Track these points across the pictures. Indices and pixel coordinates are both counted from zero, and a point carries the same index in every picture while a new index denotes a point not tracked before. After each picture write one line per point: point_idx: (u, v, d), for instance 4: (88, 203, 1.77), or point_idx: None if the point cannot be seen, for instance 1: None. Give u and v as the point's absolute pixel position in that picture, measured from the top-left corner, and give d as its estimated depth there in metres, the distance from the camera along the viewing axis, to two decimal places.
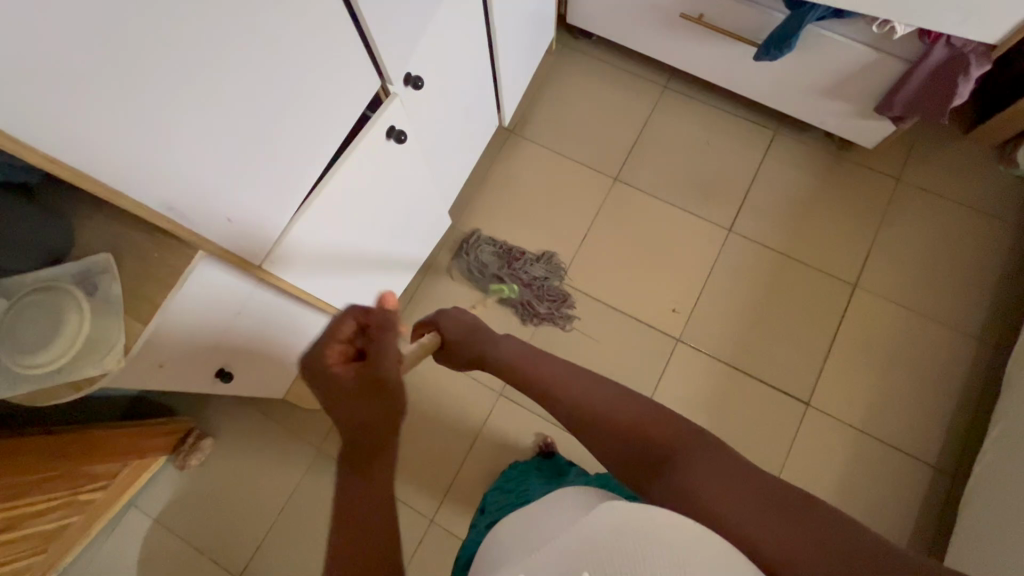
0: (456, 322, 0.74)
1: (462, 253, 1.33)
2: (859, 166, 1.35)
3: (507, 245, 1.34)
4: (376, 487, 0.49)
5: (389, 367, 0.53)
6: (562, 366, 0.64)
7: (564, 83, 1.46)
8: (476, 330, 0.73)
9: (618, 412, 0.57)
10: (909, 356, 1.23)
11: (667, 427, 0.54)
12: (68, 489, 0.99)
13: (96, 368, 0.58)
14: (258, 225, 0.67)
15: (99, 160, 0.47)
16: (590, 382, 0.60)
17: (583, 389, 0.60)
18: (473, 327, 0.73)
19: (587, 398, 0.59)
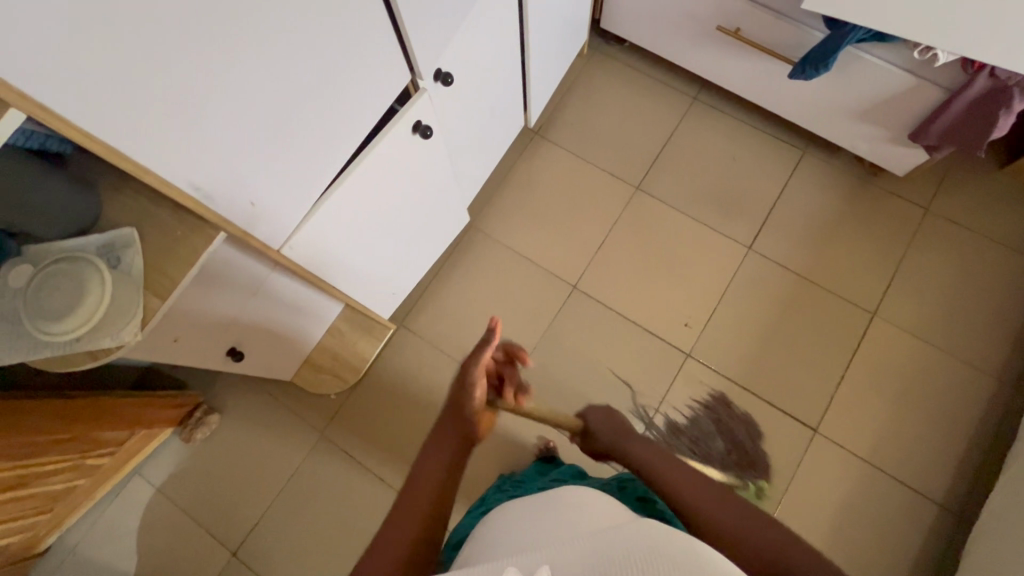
0: (606, 418, 0.74)
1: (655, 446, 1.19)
2: (888, 193, 1.32)
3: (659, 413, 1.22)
4: (434, 468, 0.56)
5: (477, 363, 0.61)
6: (722, 501, 0.58)
7: (593, 87, 1.45)
8: (620, 428, 0.72)
9: (767, 547, 0.53)
10: (925, 390, 1.20)
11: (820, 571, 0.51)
12: (76, 453, 1.01)
13: (113, 339, 0.57)
14: (280, 210, 0.67)
15: (131, 137, 0.48)
16: (744, 514, 0.56)
17: (734, 515, 0.56)
18: (620, 424, 0.73)
19: (738, 526, 0.55)
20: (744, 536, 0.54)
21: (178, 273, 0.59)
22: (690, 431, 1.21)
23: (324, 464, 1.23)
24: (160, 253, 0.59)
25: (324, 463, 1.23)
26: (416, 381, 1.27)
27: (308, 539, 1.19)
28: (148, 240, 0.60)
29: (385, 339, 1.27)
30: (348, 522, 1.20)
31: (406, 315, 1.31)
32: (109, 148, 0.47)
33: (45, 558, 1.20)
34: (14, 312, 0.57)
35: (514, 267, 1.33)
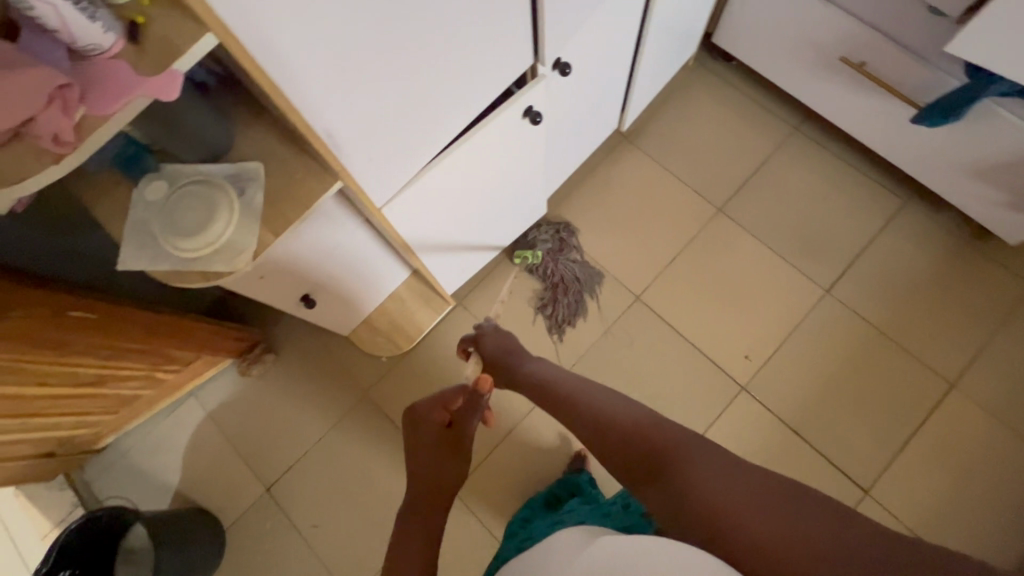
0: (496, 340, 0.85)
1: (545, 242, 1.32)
2: (990, 261, 1.23)
3: (553, 241, 1.32)
4: (409, 562, 0.61)
5: (461, 431, 0.71)
6: (590, 389, 0.71)
7: (691, 100, 1.42)
8: (512, 353, 0.83)
9: (627, 420, 0.64)
10: (994, 476, 1.12)
11: (665, 436, 0.60)
12: (151, 365, 1.07)
13: (225, 266, 0.59)
14: (391, 170, 0.69)
15: (288, 76, 0.50)
16: (605, 400, 0.68)
17: (601, 402, 0.68)
18: (510, 339, 0.86)
19: (606, 415, 0.66)
20: (606, 418, 0.66)
21: (293, 213, 0.62)
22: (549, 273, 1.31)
23: (363, 423, 1.27)
24: (280, 190, 0.62)
25: (364, 421, 1.27)
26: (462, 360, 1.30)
27: (337, 490, 1.23)
28: (271, 176, 0.62)
29: (442, 313, 1.30)
30: (378, 481, 1.24)
31: (466, 295, 1.33)
32: (270, 81, 0.49)
33: (100, 456, 1.29)
34: (145, 222, 0.60)
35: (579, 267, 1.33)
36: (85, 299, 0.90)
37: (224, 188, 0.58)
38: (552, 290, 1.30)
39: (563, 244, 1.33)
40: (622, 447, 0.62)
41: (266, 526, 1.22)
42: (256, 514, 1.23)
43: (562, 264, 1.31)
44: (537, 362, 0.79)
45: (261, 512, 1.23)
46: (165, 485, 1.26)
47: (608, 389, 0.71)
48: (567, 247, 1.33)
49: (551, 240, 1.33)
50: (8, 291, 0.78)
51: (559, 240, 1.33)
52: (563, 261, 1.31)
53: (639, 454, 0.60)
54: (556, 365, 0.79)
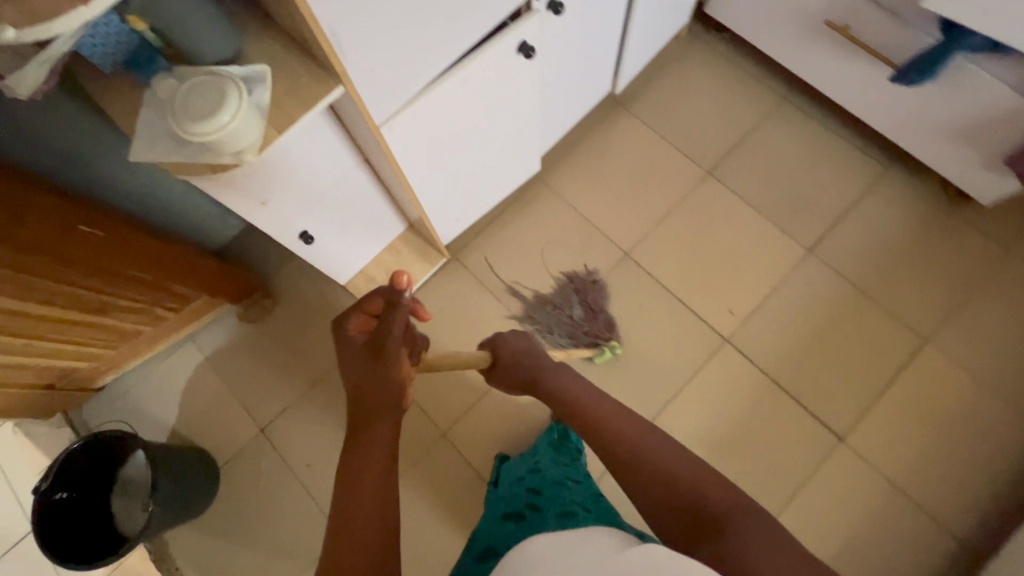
0: (512, 345, 0.86)
1: (545, 330, 1.29)
2: (967, 223, 1.28)
3: (540, 321, 1.30)
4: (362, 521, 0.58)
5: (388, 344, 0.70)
6: (628, 419, 0.66)
7: (684, 69, 1.46)
8: (529, 361, 0.84)
9: (687, 477, 0.57)
10: (966, 427, 1.16)
11: (718, 495, 0.55)
12: (151, 300, 1.10)
13: (232, 155, 0.62)
14: (393, 86, 0.74)
15: None
16: (648, 433, 0.63)
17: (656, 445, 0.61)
18: (531, 355, 0.85)
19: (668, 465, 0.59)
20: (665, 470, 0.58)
21: (299, 115, 0.65)
22: (582, 316, 1.29)
23: None
24: (287, 93, 0.66)
25: None
26: (455, 311, 1.33)
27: (330, 432, 1.27)
28: (279, 80, 0.66)
29: (437, 265, 1.34)
30: None
31: (460, 248, 1.37)
32: None
33: (98, 396, 1.31)
34: (158, 116, 0.64)
35: (571, 225, 1.37)
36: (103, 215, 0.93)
37: (233, 79, 0.60)
38: (595, 307, 1.30)
39: (553, 308, 1.31)
40: (661, 490, 0.58)
41: (260, 465, 1.25)
42: (250, 453, 1.26)
43: (558, 305, 1.31)
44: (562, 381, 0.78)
45: (256, 451, 1.26)
46: (162, 425, 1.29)
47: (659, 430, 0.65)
48: (555, 312, 1.30)
49: (543, 325, 1.30)
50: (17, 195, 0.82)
51: (537, 309, 1.32)
52: (564, 299, 1.31)
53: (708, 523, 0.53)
54: (590, 387, 0.76)
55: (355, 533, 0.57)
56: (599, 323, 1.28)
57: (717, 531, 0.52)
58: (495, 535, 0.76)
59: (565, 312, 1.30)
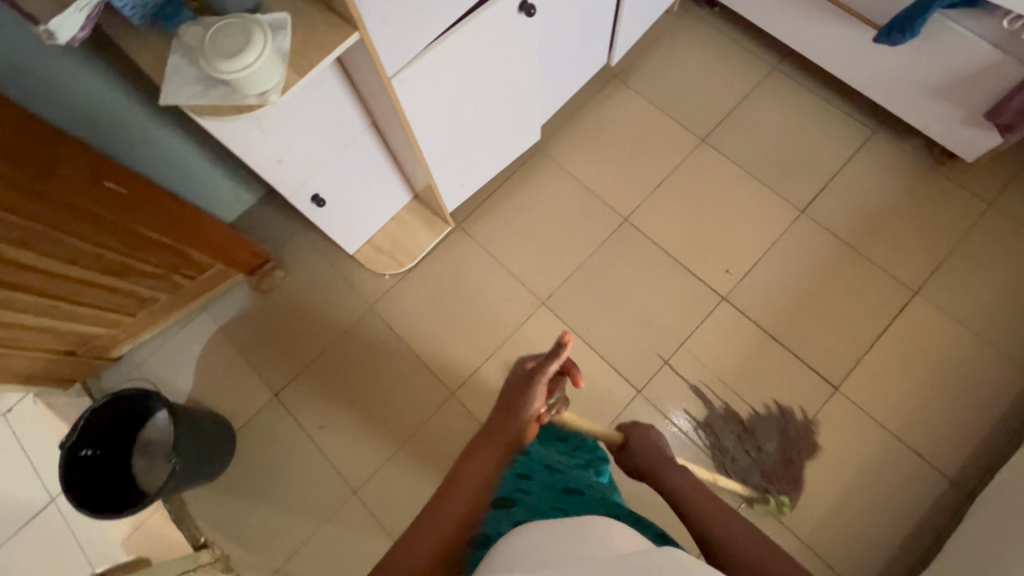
0: (644, 438, 0.83)
1: (722, 455, 1.21)
2: (952, 182, 1.33)
3: (726, 448, 1.22)
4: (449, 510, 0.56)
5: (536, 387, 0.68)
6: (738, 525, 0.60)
7: (676, 44, 1.51)
8: (658, 456, 0.79)
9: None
10: (955, 374, 1.21)
11: None
12: (168, 265, 1.16)
13: (257, 98, 0.67)
14: (403, 38, 0.79)
15: None
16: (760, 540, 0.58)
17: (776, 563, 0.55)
18: (659, 451, 0.80)
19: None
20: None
21: (318, 60, 0.70)
22: (757, 453, 1.21)
23: (368, 333, 1.35)
24: (306, 41, 0.70)
25: (369, 332, 1.35)
26: (461, 277, 1.37)
27: (342, 395, 1.31)
28: (298, 30, 0.71)
29: (442, 234, 1.38)
30: (381, 386, 1.31)
31: (463, 218, 1.41)
32: None
33: (115, 366, 1.35)
34: (186, 62, 0.68)
35: (571, 193, 1.42)
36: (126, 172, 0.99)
37: (259, 23, 0.64)
38: (786, 454, 1.20)
39: (750, 441, 1.22)
40: None
41: (275, 428, 1.29)
42: (266, 417, 1.30)
43: (757, 440, 1.22)
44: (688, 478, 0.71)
45: (271, 415, 1.30)
46: (178, 391, 1.33)
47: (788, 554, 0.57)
48: (743, 438, 1.22)
49: (718, 447, 1.22)
50: (45, 145, 0.86)
51: (711, 428, 1.23)
52: (782, 442, 1.21)
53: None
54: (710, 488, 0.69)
55: (442, 514, 0.55)
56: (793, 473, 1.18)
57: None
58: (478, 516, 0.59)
59: (768, 451, 1.21)
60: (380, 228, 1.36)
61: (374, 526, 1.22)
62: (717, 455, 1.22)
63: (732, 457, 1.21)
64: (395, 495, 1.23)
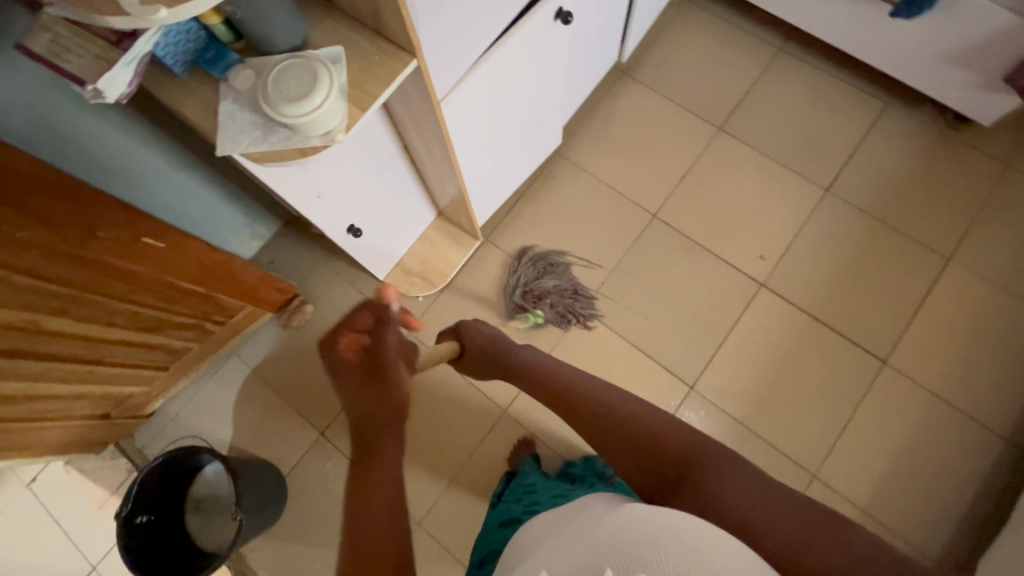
0: (475, 333, 0.90)
1: (517, 270, 1.34)
2: (968, 146, 1.35)
3: (535, 262, 1.35)
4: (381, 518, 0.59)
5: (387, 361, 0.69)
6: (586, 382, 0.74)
7: (680, 34, 1.51)
8: (494, 340, 0.89)
9: (654, 429, 0.64)
10: (995, 334, 1.23)
11: (686, 441, 0.62)
12: (202, 313, 1.11)
13: (321, 139, 0.64)
14: (453, 59, 0.76)
15: None
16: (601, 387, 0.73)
17: (626, 411, 0.67)
18: (494, 336, 0.90)
19: (630, 424, 0.66)
20: (623, 417, 0.67)
21: (378, 92, 0.67)
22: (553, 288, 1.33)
23: None
24: (362, 74, 0.67)
25: None
26: (496, 291, 1.35)
27: None
28: (353, 63, 0.68)
29: (472, 249, 1.36)
30: (429, 410, 1.27)
31: (491, 231, 1.39)
32: None
33: (148, 422, 1.30)
34: (241, 107, 0.65)
35: (595, 193, 1.40)
36: (156, 225, 0.93)
37: (320, 61, 0.62)
38: (574, 296, 1.32)
39: (539, 270, 1.34)
40: (630, 442, 0.64)
41: (326, 467, 1.25)
42: (315, 457, 1.26)
43: (552, 277, 1.33)
44: (525, 355, 0.85)
45: (320, 454, 1.26)
46: (218, 441, 1.28)
47: (625, 393, 0.71)
48: (549, 273, 1.34)
49: (530, 263, 1.35)
50: (85, 209, 0.80)
51: (531, 253, 1.36)
52: (575, 283, 1.34)
53: (664, 461, 0.61)
54: (552, 360, 0.83)
55: (381, 482, 0.62)
56: (570, 318, 1.31)
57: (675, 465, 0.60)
58: (496, 540, 0.80)
59: (560, 288, 1.33)
60: (408, 250, 1.32)
61: (444, 556, 1.19)
62: (517, 264, 1.35)
63: (523, 274, 1.33)
64: (459, 522, 1.20)
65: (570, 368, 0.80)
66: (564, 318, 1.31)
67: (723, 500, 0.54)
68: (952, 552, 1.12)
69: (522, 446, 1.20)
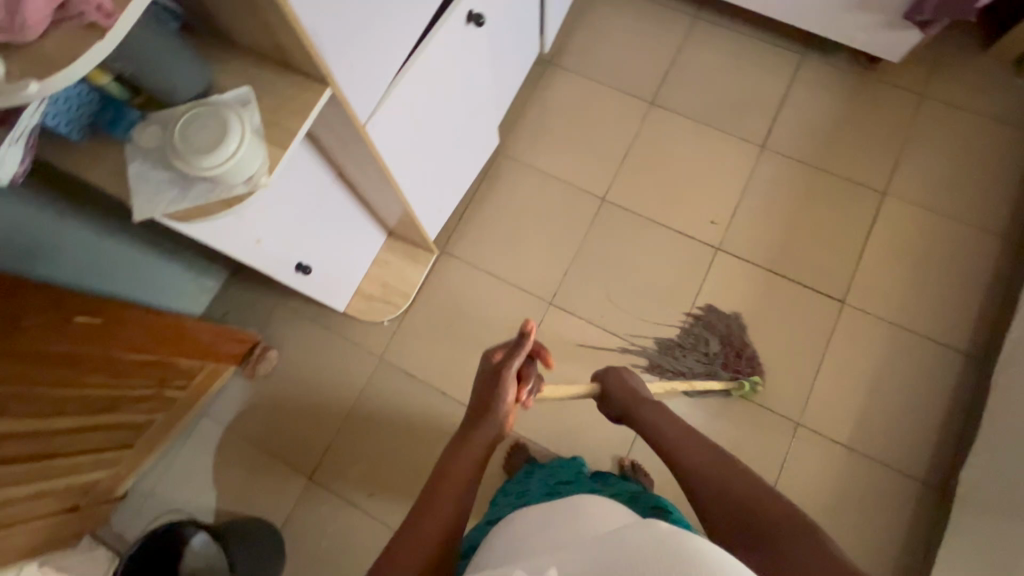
0: (619, 380, 0.85)
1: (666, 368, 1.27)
2: (884, 84, 1.41)
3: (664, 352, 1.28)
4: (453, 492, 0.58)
5: (510, 371, 0.65)
6: (698, 444, 0.69)
7: (599, 16, 1.52)
8: (635, 397, 0.81)
9: (749, 501, 0.60)
10: (938, 256, 1.29)
11: (781, 520, 0.57)
12: (159, 382, 1.05)
13: (245, 187, 0.61)
14: (369, 80, 0.74)
15: None
16: (711, 451, 0.67)
17: (729, 478, 0.63)
18: (636, 389, 0.83)
19: (727, 488, 0.62)
20: (724, 485, 0.63)
21: (296, 127, 0.64)
22: (705, 346, 1.28)
23: (385, 387, 1.28)
24: (276, 111, 0.64)
25: (385, 385, 1.28)
26: (463, 301, 1.33)
27: (380, 457, 1.24)
28: (264, 101, 0.65)
29: (430, 263, 1.34)
30: (416, 433, 1.25)
31: (446, 242, 1.37)
32: None
33: (124, 504, 1.23)
34: (156, 168, 0.61)
35: (542, 187, 1.40)
36: (82, 302, 0.89)
37: (229, 108, 0.59)
38: (724, 337, 1.28)
39: (672, 350, 1.28)
40: (725, 509, 0.61)
41: (321, 511, 1.21)
42: (307, 504, 1.22)
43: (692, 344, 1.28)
44: (655, 415, 0.77)
45: (312, 500, 1.22)
46: (202, 508, 1.22)
47: (733, 458, 0.66)
48: (690, 350, 1.28)
49: (665, 354, 1.28)
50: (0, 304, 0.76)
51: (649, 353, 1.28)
52: (714, 328, 1.29)
53: (748, 530, 0.59)
54: (681, 421, 0.74)
55: (450, 485, 0.58)
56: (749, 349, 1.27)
57: (759, 534, 0.58)
58: (479, 534, 0.73)
59: (709, 343, 1.28)
60: (365, 276, 1.29)
61: None
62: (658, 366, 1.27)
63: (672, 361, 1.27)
64: None
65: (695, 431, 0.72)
66: (749, 358, 1.26)
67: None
68: (934, 469, 1.18)
69: (516, 451, 1.20)
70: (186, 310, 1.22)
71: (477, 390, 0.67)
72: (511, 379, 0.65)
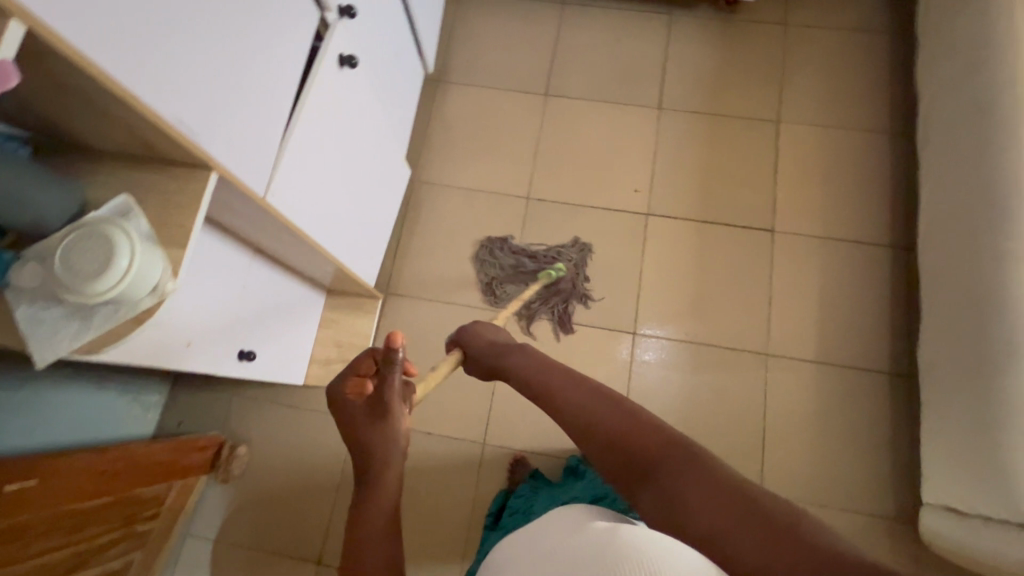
0: (482, 340, 0.75)
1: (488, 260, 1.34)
2: (749, 22, 1.49)
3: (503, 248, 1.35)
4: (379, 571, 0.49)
5: (389, 398, 0.58)
6: (564, 374, 0.59)
7: (473, 26, 1.53)
8: (498, 350, 0.72)
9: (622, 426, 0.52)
10: (841, 165, 1.38)
11: (658, 439, 0.50)
12: (126, 519, 0.98)
13: (151, 298, 0.57)
14: (253, 150, 0.71)
15: (124, 80, 0.50)
16: (575, 379, 0.58)
17: (597, 404, 0.54)
18: (498, 343, 0.74)
19: (599, 417, 0.53)
20: (594, 412, 0.54)
21: (189, 220, 0.61)
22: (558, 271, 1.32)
23: None
24: (163, 210, 0.60)
25: None
26: (422, 337, 1.30)
27: None
28: (147, 203, 0.61)
29: (378, 309, 1.30)
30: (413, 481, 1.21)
31: (387, 284, 1.34)
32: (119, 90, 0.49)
33: None
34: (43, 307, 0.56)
35: (466, 203, 1.40)
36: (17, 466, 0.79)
37: (108, 223, 0.55)
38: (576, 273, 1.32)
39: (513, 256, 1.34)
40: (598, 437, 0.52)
41: None
42: None
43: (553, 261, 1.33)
44: (518, 357, 0.67)
45: None
46: None
47: (600, 384, 0.57)
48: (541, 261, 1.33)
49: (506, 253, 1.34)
50: None
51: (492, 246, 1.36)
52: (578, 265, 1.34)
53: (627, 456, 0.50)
54: (546, 357, 0.65)
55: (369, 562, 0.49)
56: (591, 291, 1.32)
57: (640, 466, 0.49)
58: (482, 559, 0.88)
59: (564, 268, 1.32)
60: (315, 342, 1.24)
61: None
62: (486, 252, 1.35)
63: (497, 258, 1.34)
64: None
65: (560, 364, 0.62)
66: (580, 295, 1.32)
67: (684, 514, 0.44)
68: (895, 358, 1.25)
69: (518, 467, 1.18)
70: (131, 435, 1.14)
71: (354, 435, 0.57)
72: (395, 403, 0.58)
